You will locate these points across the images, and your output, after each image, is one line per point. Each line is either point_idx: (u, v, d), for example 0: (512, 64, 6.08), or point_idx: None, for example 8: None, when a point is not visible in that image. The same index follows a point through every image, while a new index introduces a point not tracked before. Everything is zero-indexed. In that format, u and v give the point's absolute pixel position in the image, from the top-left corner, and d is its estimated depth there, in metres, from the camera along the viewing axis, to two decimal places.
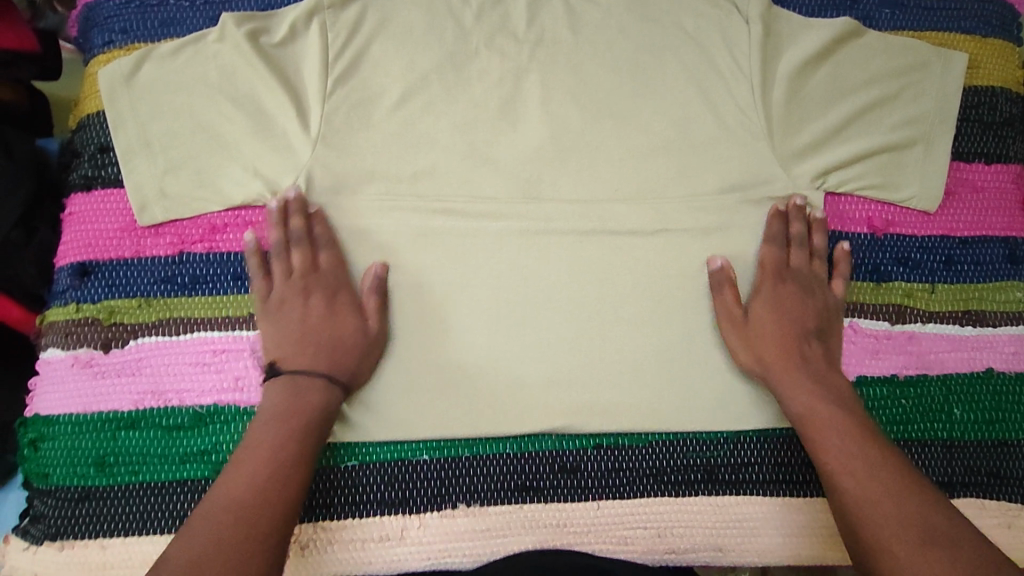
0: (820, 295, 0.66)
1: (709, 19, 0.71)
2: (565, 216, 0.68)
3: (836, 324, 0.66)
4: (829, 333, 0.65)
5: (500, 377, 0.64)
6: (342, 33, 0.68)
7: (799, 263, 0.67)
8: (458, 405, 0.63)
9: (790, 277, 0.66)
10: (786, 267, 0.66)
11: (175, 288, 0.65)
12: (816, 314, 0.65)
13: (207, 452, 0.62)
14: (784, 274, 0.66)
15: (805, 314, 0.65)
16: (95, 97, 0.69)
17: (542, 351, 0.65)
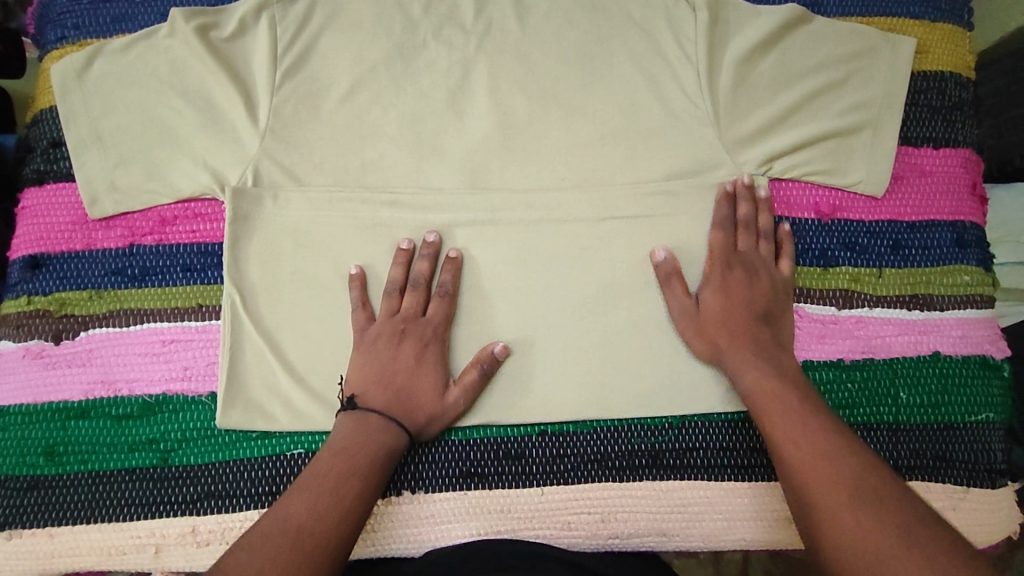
0: (766, 275, 0.65)
1: (656, 7, 0.71)
2: (512, 205, 0.68)
3: (785, 304, 0.66)
4: (777, 314, 0.64)
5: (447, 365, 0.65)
6: (290, 27, 0.69)
7: (745, 248, 0.66)
8: None
9: (736, 259, 0.66)
10: (733, 251, 0.66)
11: (125, 279, 0.65)
12: (763, 296, 0.64)
13: (156, 440, 0.63)
14: (731, 258, 0.66)
15: (749, 298, 0.64)
16: (48, 92, 0.70)
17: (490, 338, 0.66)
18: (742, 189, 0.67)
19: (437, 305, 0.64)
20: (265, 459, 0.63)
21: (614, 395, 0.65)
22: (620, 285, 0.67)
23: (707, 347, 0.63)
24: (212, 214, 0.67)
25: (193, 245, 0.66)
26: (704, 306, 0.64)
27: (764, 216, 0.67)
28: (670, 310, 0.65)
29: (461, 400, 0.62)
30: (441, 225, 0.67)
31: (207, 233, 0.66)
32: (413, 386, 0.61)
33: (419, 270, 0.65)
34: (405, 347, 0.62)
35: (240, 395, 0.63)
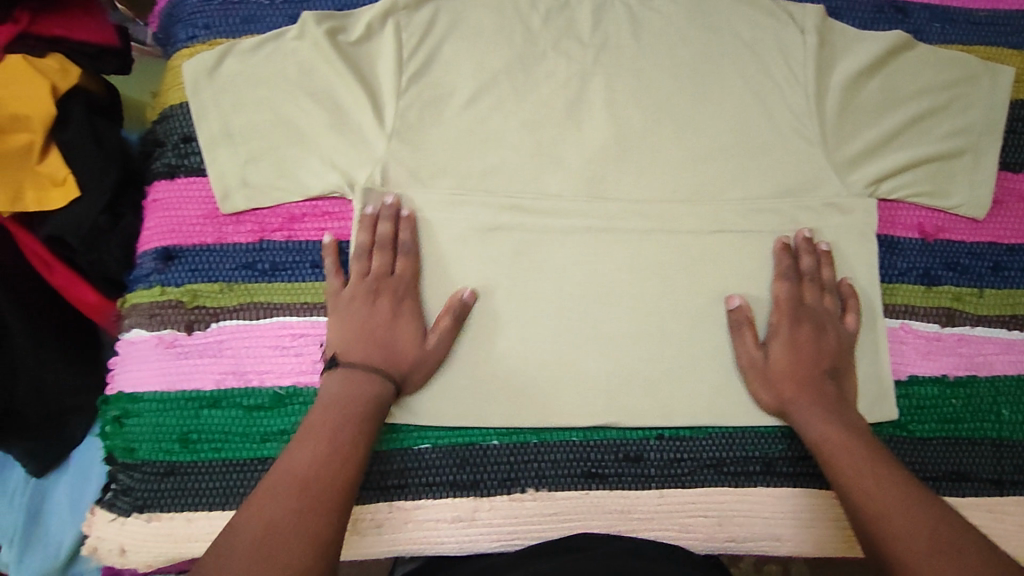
0: (832, 330, 0.67)
1: (768, 28, 0.73)
2: (627, 215, 0.70)
3: (851, 359, 0.67)
4: (844, 370, 0.66)
5: (564, 369, 0.67)
6: (415, 32, 0.71)
7: (811, 300, 0.67)
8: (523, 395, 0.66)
9: (804, 314, 0.66)
10: (799, 304, 0.67)
11: (256, 274, 0.67)
12: (831, 354, 0.66)
13: (286, 431, 0.65)
14: (799, 312, 0.66)
15: (817, 357, 0.65)
16: (177, 90, 0.71)
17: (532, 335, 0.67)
18: (805, 243, 0.69)
19: (405, 258, 0.66)
20: (394, 453, 0.65)
21: (724, 404, 0.67)
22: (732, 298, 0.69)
23: (774, 403, 0.65)
24: (340, 213, 0.69)
25: (321, 243, 0.68)
26: (772, 361, 0.65)
27: (829, 269, 0.69)
28: (738, 359, 0.67)
29: (440, 343, 0.65)
30: (558, 231, 0.69)
31: (335, 232, 0.69)
32: (393, 339, 0.63)
33: (379, 234, 0.66)
34: (380, 304, 0.64)
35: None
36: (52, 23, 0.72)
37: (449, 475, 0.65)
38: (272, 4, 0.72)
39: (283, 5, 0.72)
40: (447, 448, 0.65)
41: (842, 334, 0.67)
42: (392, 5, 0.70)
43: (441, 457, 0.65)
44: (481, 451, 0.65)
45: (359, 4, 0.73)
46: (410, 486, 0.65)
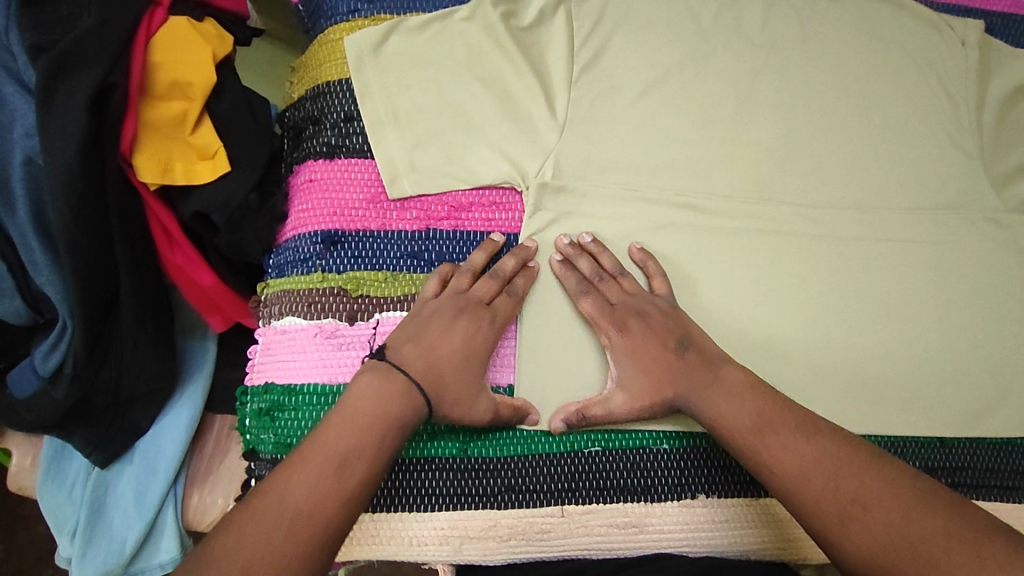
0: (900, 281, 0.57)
1: (930, 40, 0.73)
2: (795, 220, 0.69)
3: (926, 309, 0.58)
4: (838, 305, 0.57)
5: None
6: (588, 21, 0.69)
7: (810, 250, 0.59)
8: None
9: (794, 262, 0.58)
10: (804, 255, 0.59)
11: (422, 264, 0.64)
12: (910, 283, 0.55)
13: (455, 430, 0.62)
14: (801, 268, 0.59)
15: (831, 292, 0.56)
16: (334, 65, 0.68)
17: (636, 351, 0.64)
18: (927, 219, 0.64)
19: (491, 284, 0.61)
20: (564, 455, 0.63)
21: (888, 412, 0.66)
22: (897, 307, 0.69)
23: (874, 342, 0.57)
24: (508, 203, 0.67)
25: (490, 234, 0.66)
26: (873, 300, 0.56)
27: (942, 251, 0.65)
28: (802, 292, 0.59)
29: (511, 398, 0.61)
30: (728, 231, 0.68)
31: (503, 223, 0.66)
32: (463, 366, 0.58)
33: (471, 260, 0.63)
34: (459, 330, 0.59)
35: (538, 388, 0.63)
36: None
37: (619, 479, 0.63)
38: None
39: None
40: (618, 451, 0.64)
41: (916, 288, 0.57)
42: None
43: (612, 460, 0.64)
44: (652, 456, 0.64)
45: None
46: (559, 492, 0.63)
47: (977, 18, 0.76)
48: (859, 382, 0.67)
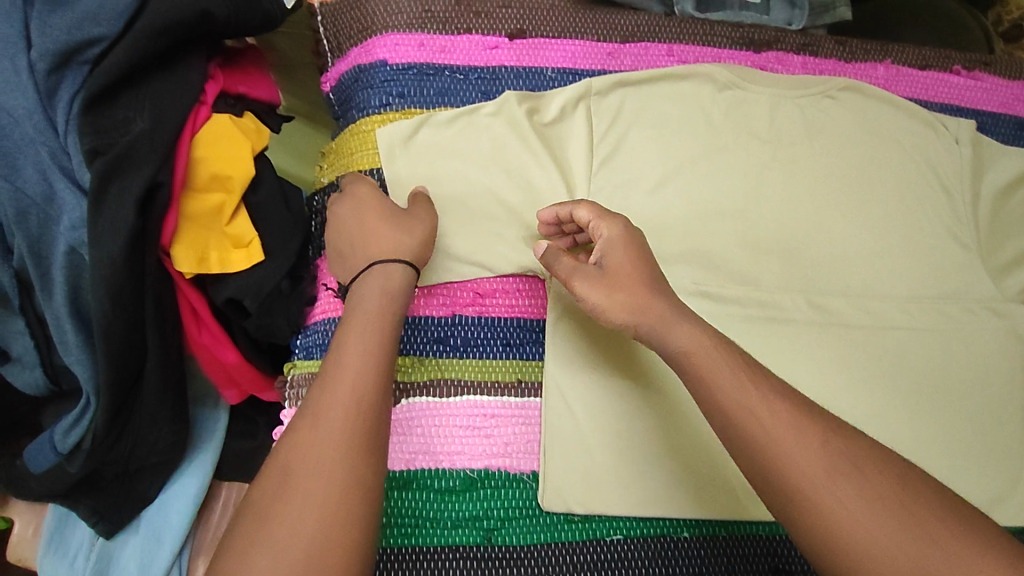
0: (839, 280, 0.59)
1: (926, 137, 0.78)
2: (804, 308, 0.72)
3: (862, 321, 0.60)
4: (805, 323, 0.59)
5: None
6: (607, 118, 0.73)
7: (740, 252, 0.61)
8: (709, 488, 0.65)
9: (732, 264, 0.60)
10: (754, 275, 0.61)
11: (448, 349, 0.67)
12: None
13: (478, 518, 0.63)
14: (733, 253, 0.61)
15: None
16: (366, 156, 0.71)
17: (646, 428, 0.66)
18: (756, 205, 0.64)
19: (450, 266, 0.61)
20: (586, 543, 0.64)
21: None
22: (907, 393, 0.71)
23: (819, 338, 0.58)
24: (531, 290, 0.70)
25: (513, 320, 0.69)
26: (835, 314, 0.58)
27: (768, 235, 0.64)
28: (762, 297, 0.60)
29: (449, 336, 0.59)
30: (741, 317, 0.70)
31: (525, 309, 0.69)
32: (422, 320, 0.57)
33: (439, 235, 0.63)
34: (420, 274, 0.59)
35: (554, 472, 0.64)
36: (235, 81, 0.71)
37: (642, 568, 0.64)
38: (466, 79, 0.73)
39: (477, 80, 0.73)
40: (640, 539, 0.65)
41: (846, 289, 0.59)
42: (586, 90, 0.73)
43: (635, 549, 0.64)
44: (673, 544, 0.65)
45: (548, 84, 0.74)
46: None
47: (969, 117, 0.80)
48: None
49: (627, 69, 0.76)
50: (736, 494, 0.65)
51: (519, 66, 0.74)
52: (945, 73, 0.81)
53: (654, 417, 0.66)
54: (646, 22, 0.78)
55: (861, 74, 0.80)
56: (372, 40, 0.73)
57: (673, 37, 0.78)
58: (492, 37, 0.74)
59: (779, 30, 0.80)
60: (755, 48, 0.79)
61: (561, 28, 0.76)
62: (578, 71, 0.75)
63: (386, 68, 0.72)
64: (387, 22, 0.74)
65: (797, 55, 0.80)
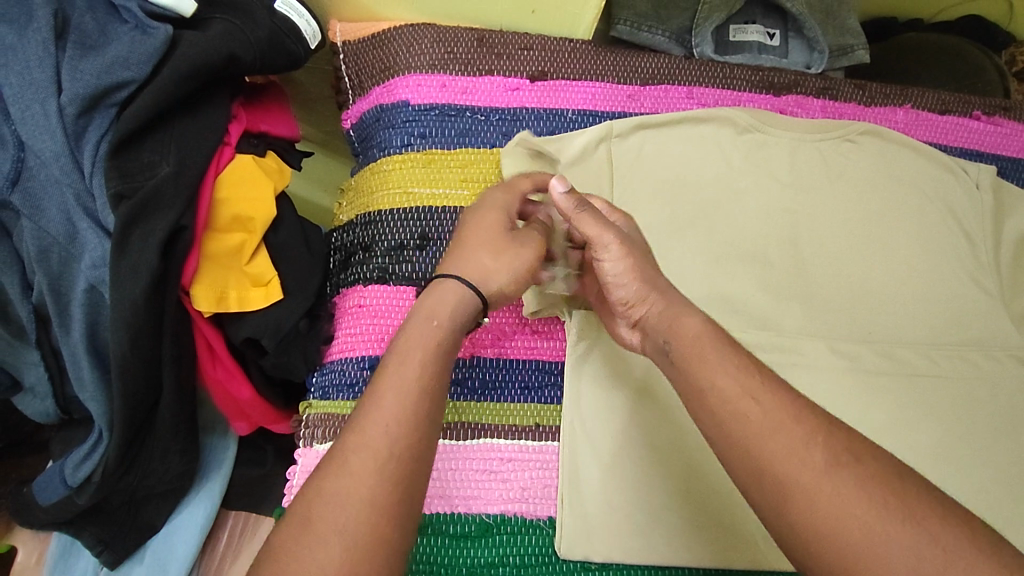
0: None
1: (946, 182, 0.78)
2: (825, 353, 0.71)
3: None
4: None
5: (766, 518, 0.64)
6: (626, 159, 0.73)
7: None
8: (733, 538, 0.63)
9: None
10: None
11: (466, 391, 0.67)
12: None
13: (494, 564, 0.62)
14: None
15: None
16: (387, 196, 0.71)
17: (669, 466, 0.64)
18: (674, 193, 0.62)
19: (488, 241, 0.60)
20: None
21: None
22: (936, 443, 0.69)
23: None
24: (551, 332, 0.70)
25: (531, 362, 0.69)
26: None
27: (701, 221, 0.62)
28: None
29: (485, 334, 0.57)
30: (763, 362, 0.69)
31: (544, 352, 0.69)
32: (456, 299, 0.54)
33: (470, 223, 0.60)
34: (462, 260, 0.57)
35: (584, 521, 0.63)
36: (257, 119, 0.72)
37: None
38: (488, 120, 0.73)
39: (498, 121, 0.74)
40: None
41: None
42: (608, 132, 0.73)
43: None
44: None
45: (567, 127, 0.75)
46: None
47: (990, 162, 0.80)
48: None
49: (647, 111, 0.77)
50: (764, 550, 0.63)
51: (540, 108, 0.75)
52: (965, 118, 0.81)
53: (678, 463, 0.64)
54: (667, 65, 0.78)
55: (881, 118, 0.80)
56: (394, 81, 0.75)
57: (693, 81, 0.78)
58: (513, 79, 0.75)
59: (799, 74, 0.80)
60: (775, 91, 0.79)
61: (583, 70, 0.76)
62: (598, 113, 0.76)
63: (408, 109, 0.73)
64: (410, 63, 0.75)
65: (817, 98, 0.80)
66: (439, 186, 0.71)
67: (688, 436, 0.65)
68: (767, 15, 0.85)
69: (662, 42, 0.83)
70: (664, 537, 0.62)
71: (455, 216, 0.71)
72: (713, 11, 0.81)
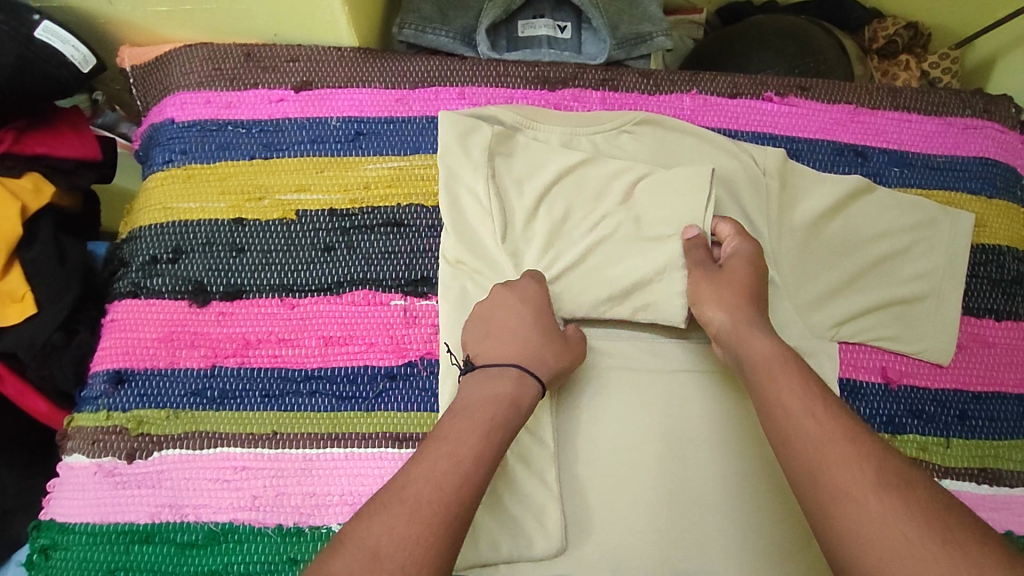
0: None
1: (730, 167, 0.74)
2: (580, 352, 0.69)
3: None
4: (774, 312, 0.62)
5: (600, 515, 0.64)
6: (505, 157, 0.72)
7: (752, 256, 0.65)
8: (533, 540, 0.63)
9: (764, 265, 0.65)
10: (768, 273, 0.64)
11: (204, 401, 0.66)
12: None
13: (217, 573, 0.61)
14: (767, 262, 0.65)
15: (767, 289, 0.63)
16: (147, 211, 0.72)
17: (630, 463, 0.66)
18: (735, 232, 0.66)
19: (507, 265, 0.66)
20: None
21: (718, 551, 0.64)
22: (690, 441, 0.67)
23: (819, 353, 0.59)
24: (302, 340, 0.68)
25: (275, 370, 0.67)
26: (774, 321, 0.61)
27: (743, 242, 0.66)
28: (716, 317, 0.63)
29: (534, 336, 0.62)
30: None
31: (289, 359, 0.68)
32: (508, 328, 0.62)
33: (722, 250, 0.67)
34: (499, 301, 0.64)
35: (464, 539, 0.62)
36: (36, 142, 0.75)
37: None
38: (248, 132, 0.74)
39: (259, 133, 0.74)
40: None
41: None
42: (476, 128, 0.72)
43: None
44: None
45: (331, 135, 0.75)
46: None
47: (783, 145, 0.77)
48: (662, 522, 0.64)
49: (415, 114, 0.76)
50: (774, 537, 0.65)
51: (302, 117, 0.75)
52: (756, 101, 0.78)
53: (658, 463, 0.66)
54: (439, 67, 0.78)
55: (665, 106, 0.78)
56: (164, 101, 0.77)
57: (465, 80, 0.78)
58: (278, 90, 0.76)
59: (579, 66, 0.79)
60: (551, 86, 0.78)
61: (348, 77, 0.77)
62: (363, 119, 0.76)
63: (172, 127, 0.75)
64: (179, 82, 0.77)
65: (596, 90, 0.78)
66: (197, 200, 0.72)
67: (661, 439, 0.67)
68: (557, 9, 0.84)
69: (446, 43, 0.82)
70: (604, 537, 0.63)
71: (209, 228, 0.71)
72: (490, 8, 0.80)
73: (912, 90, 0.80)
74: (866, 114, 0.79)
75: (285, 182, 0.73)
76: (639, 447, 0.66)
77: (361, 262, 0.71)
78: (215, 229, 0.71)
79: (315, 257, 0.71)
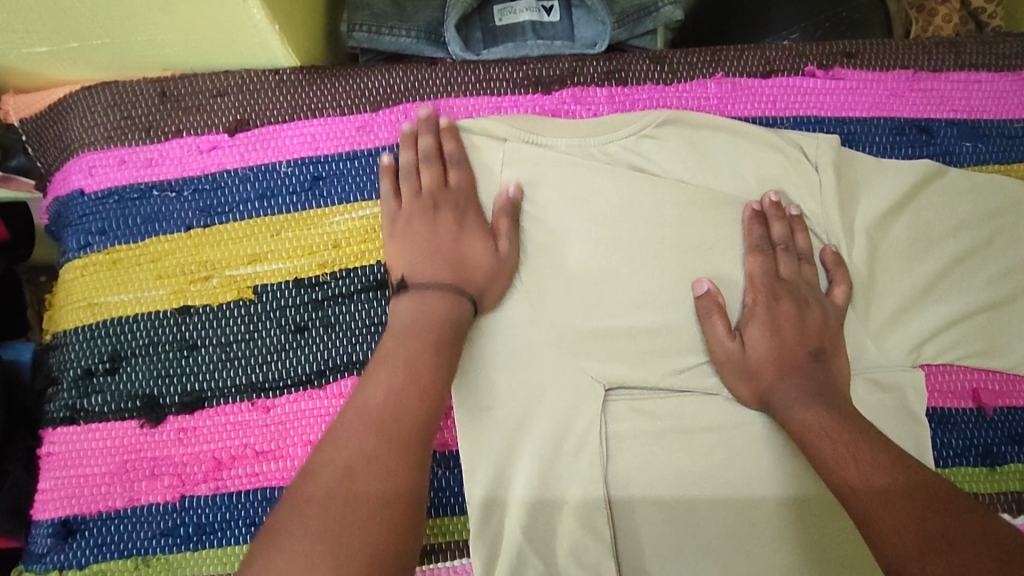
0: (817, 305, 0.58)
1: (775, 166, 0.61)
2: (626, 419, 0.58)
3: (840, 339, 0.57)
4: (830, 349, 0.57)
5: None
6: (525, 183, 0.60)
7: (791, 272, 0.59)
8: None
9: (781, 289, 0.58)
10: (777, 278, 0.58)
11: (178, 541, 0.55)
12: (817, 333, 0.57)
13: None
14: (777, 287, 0.58)
15: (795, 332, 0.56)
16: (68, 311, 0.58)
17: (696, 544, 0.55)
18: (770, 208, 0.60)
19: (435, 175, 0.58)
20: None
21: None
22: (759, 511, 0.56)
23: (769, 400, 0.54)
24: (282, 450, 0.56)
25: (257, 492, 0.55)
26: (750, 350, 0.56)
27: (801, 235, 0.60)
28: (711, 350, 0.57)
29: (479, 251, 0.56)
30: (553, 438, 0.56)
31: (271, 475, 0.55)
32: (460, 253, 0.56)
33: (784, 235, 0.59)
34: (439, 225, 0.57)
35: None
36: None
37: None
38: (179, 196, 0.60)
39: (193, 195, 0.60)
40: None
41: (827, 311, 0.58)
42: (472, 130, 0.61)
43: None
44: None
45: (283, 185, 0.60)
46: None
47: (832, 130, 0.64)
48: None
49: (382, 145, 0.62)
50: None
51: (244, 167, 0.60)
52: (794, 78, 0.64)
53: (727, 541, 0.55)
54: (404, 80, 0.63)
55: (686, 98, 0.64)
56: (69, 165, 0.61)
57: (439, 93, 0.63)
58: (208, 136, 0.61)
59: (576, 59, 0.64)
60: (544, 89, 0.64)
61: (293, 108, 0.61)
62: (319, 159, 0.61)
63: (83, 200, 0.60)
64: (81, 138, 0.61)
65: (601, 88, 0.64)
66: (129, 290, 0.58)
67: (727, 512, 0.56)
68: None
69: (408, 45, 0.66)
70: None
71: (150, 325, 0.58)
72: None
73: (975, 41, 0.67)
74: (927, 79, 0.65)
75: (235, 253, 0.59)
76: (705, 524, 0.55)
77: (342, 342, 0.58)
78: (157, 325, 0.58)
79: (285, 342, 0.58)
